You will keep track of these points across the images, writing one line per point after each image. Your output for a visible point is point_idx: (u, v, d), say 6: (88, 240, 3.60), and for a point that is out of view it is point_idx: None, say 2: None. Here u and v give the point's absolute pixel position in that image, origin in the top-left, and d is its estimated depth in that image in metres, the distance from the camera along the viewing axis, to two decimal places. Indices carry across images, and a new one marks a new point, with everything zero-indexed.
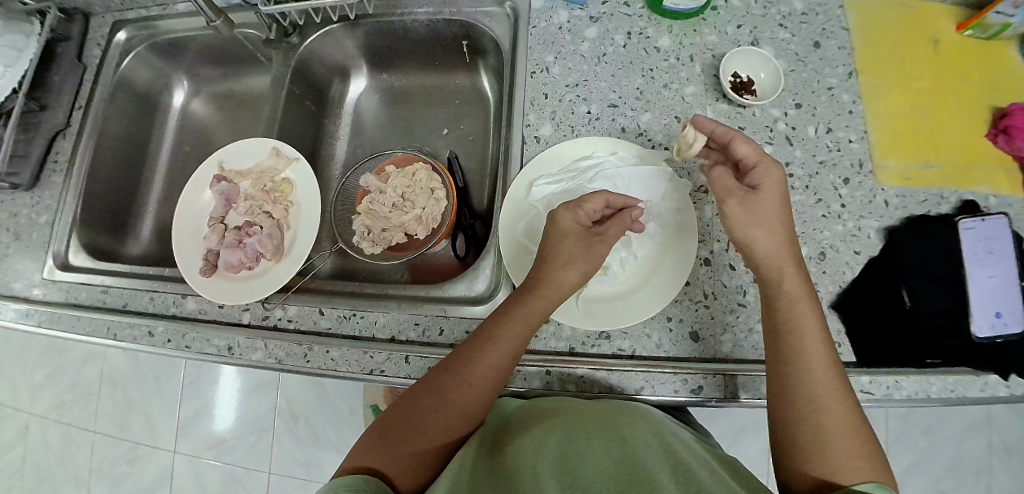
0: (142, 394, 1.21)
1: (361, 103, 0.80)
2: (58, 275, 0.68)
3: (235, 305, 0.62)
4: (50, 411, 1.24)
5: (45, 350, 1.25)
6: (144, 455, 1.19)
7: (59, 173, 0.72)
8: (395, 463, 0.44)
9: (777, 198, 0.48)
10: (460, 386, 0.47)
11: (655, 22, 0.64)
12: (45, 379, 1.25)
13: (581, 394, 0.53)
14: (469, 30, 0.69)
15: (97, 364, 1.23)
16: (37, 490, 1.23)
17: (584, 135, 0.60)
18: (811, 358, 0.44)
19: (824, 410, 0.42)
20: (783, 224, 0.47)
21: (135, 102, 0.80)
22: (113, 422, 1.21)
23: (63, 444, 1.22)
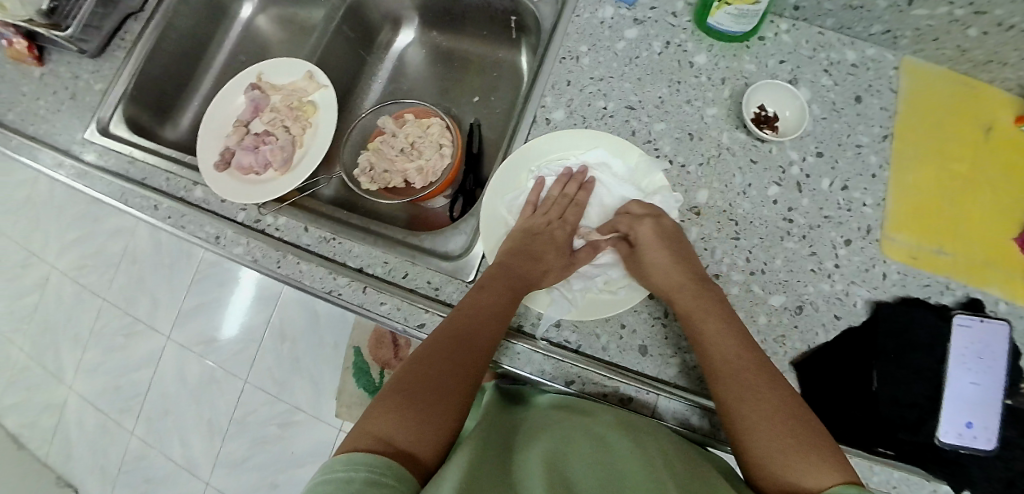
0: (152, 278, 1.30)
1: (404, 54, 0.82)
2: (96, 137, 0.75)
3: (236, 203, 0.66)
4: (71, 271, 1.34)
5: (82, 215, 1.36)
6: (140, 333, 1.28)
7: (123, 51, 0.80)
8: (414, 431, 0.41)
9: (648, 239, 0.54)
10: (462, 341, 0.47)
11: (697, 38, 0.63)
12: (72, 240, 1.35)
13: (514, 369, 0.54)
14: (518, 7, 0.70)
15: (121, 240, 1.33)
16: (42, 336, 1.34)
17: (593, 128, 0.60)
18: (736, 374, 0.45)
19: (756, 419, 0.43)
20: (677, 259, 0.52)
21: (207, 5, 0.86)
22: (120, 295, 1.31)
23: (73, 301, 1.33)
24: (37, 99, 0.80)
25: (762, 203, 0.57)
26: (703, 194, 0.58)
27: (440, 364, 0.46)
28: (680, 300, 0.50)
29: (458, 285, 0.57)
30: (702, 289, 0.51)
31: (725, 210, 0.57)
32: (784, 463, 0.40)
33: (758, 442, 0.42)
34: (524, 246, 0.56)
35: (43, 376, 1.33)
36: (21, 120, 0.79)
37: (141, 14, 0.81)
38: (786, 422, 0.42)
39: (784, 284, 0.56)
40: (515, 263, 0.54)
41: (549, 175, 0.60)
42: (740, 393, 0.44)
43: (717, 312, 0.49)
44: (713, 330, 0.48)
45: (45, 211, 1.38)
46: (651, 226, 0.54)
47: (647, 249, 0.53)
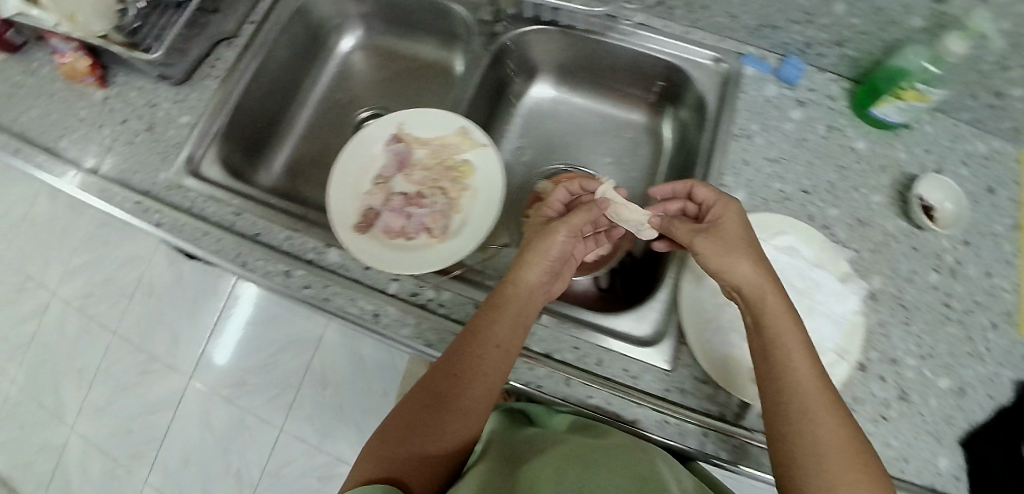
0: (172, 309, 1.15)
1: (538, 105, 0.78)
2: (187, 181, 0.66)
3: (386, 273, 0.59)
4: (76, 299, 1.19)
5: (90, 238, 1.21)
6: (156, 371, 1.13)
7: (215, 79, 0.70)
8: (399, 469, 0.43)
9: (738, 227, 0.52)
10: (467, 375, 0.47)
11: (854, 124, 0.67)
12: (83, 265, 1.20)
13: (733, 463, 0.52)
14: (674, 74, 0.69)
15: (139, 267, 1.18)
16: (40, 372, 1.18)
17: (775, 211, 0.62)
18: (802, 388, 0.42)
19: (819, 444, 0.40)
20: (759, 260, 0.49)
21: (307, 33, 0.77)
22: (134, 329, 1.15)
23: (80, 334, 1.17)
24: (101, 128, 0.70)
25: (923, 290, 0.63)
26: (876, 280, 0.63)
27: (434, 400, 0.47)
28: (772, 300, 0.47)
29: (656, 373, 0.56)
30: (779, 293, 0.48)
31: (896, 295, 0.63)
32: (831, 489, 0.38)
33: (818, 477, 0.39)
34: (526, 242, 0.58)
35: (37, 417, 1.16)
36: (86, 153, 0.69)
37: (233, 40, 0.72)
38: (854, 463, 0.39)
39: (948, 367, 0.61)
40: (524, 269, 0.54)
41: None
42: (808, 416, 0.41)
43: (787, 319, 0.46)
44: (785, 334, 0.45)
45: (51, 232, 1.24)
46: (739, 214, 0.53)
47: (726, 230, 0.52)
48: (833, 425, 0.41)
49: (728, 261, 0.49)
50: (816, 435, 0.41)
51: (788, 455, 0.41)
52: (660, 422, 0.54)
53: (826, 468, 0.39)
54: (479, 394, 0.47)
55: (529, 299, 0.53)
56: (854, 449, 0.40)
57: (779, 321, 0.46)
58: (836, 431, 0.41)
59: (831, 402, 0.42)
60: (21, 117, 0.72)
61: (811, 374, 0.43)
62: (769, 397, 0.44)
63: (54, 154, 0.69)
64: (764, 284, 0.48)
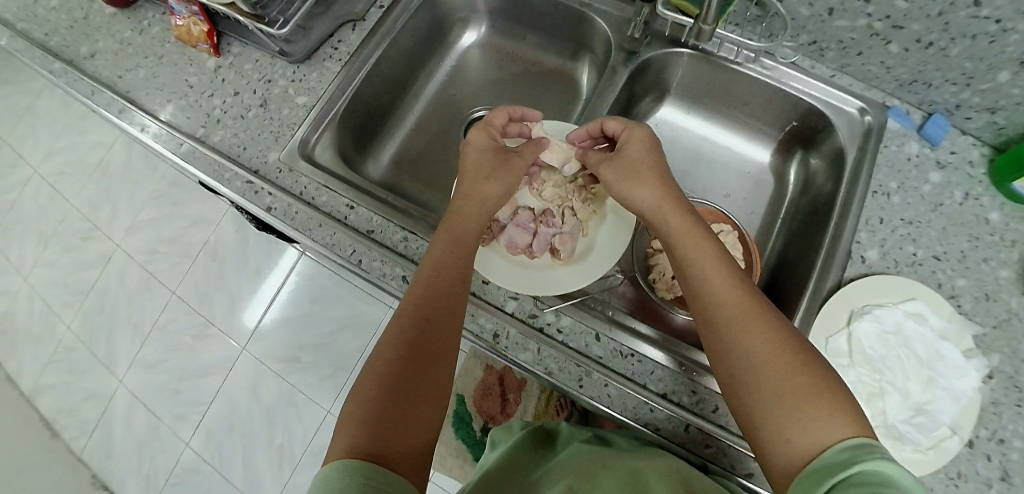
0: (235, 275, 1.13)
1: (660, 127, 0.76)
2: (300, 164, 0.65)
3: (508, 290, 0.58)
4: (140, 254, 1.17)
5: (158, 194, 1.19)
6: (211, 335, 1.12)
7: (337, 61, 0.69)
8: (374, 433, 0.39)
9: (638, 148, 0.55)
10: (438, 293, 0.48)
11: (992, 194, 0.65)
12: (147, 220, 1.18)
13: None
14: (812, 118, 0.68)
15: (206, 230, 1.16)
16: (93, 320, 1.18)
17: (905, 274, 0.61)
18: (727, 304, 0.45)
19: (760, 357, 0.41)
20: (664, 185, 0.53)
21: (432, 23, 0.75)
22: (194, 290, 1.14)
23: (139, 287, 1.16)
24: (215, 98, 0.71)
25: None
26: (996, 358, 0.61)
27: (414, 327, 0.46)
28: (672, 220, 0.50)
29: None
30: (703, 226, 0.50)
31: (1012, 376, 0.61)
32: (796, 412, 0.38)
33: (766, 391, 0.40)
34: (476, 166, 0.57)
35: (88, 364, 1.16)
36: (207, 128, 0.70)
37: (359, 23, 0.71)
38: (788, 369, 0.40)
39: None
40: (478, 185, 0.56)
41: (876, 319, 0.59)
42: (741, 332, 0.43)
43: (707, 245, 0.49)
44: (709, 261, 0.47)
45: (118, 182, 1.23)
46: (642, 135, 0.55)
47: (630, 154, 0.55)
48: (767, 337, 0.42)
49: (630, 187, 0.53)
50: (757, 357, 0.41)
51: (735, 379, 0.42)
52: None
53: (788, 389, 0.39)
54: (445, 313, 0.47)
55: (485, 214, 0.55)
56: (796, 365, 0.40)
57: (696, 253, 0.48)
58: (774, 350, 0.41)
59: (773, 325, 0.43)
60: (129, 75, 0.75)
61: (728, 289, 0.45)
62: (704, 324, 0.46)
63: (172, 127, 0.70)
64: (667, 208, 0.51)
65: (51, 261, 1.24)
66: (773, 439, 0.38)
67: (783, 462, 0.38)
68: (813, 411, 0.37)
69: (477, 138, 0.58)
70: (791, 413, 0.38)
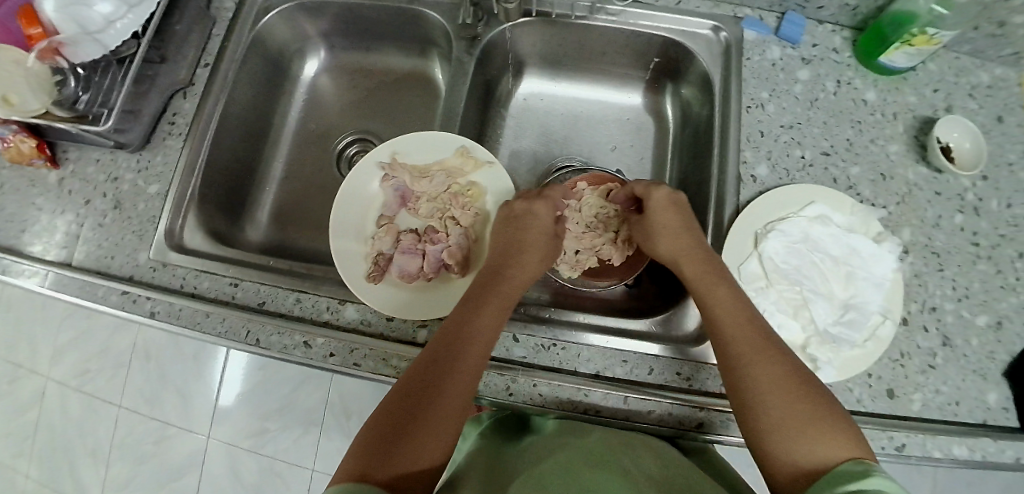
0: (175, 370, 1.09)
1: (529, 103, 0.73)
2: (172, 256, 0.60)
3: (412, 321, 0.55)
4: (72, 378, 1.11)
5: (70, 312, 1.12)
6: (173, 436, 1.08)
7: (177, 137, 0.64)
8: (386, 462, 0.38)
9: (669, 212, 0.56)
10: (460, 347, 0.45)
11: (862, 74, 0.64)
12: (68, 343, 1.12)
13: None
14: (671, 49, 0.65)
15: (130, 333, 1.10)
16: (47, 461, 1.11)
17: (799, 181, 0.60)
18: (741, 339, 0.47)
19: (767, 386, 0.43)
20: (687, 233, 0.55)
21: (266, 66, 0.70)
22: (141, 398, 1.09)
23: (82, 414, 1.10)
24: (58, 213, 0.66)
25: (953, 232, 0.62)
26: (907, 232, 0.61)
27: (431, 379, 0.43)
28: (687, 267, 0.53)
29: (710, 371, 0.54)
30: (707, 260, 0.53)
31: (926, 244, 0.61)
32: (805, 431, 0.40)
33: (766, 413, 0.42)
34: (528, 240, 0.55)
35: None
36: (64, 249, 0.64)
37: (189, 89, 0.66)
38: (794, 395, 0.42)
39: (984, 304, 0.61)
40: (523, 259, 0.54)
41: (783, 235, 0.57)
42: (745, 360, 0.45)
43: (726, 281, 0.51)
44: (721, 297, 0.50)
45: (24, 313, 1.15)
46: (666, 196, 0.57)
47: (659, 214, 0.57)
48: (778, 368, 0.44)
49: (654, 240, 0.57)
50: (766, 384, 0.43)
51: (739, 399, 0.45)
52: (728, 421, 0.52)
53: (793, 412, 0.42)
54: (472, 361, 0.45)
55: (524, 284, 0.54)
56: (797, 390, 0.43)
57: (718, 294, 0.50)
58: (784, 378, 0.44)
59: (783, 358, 0.46)
60: None
61: (739, 323, 0.48)
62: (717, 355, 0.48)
63: (27, 256, 0.64)
64: (697, 254, 0.53)
65: None
66: (775, 452, 0.41)
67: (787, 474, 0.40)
68: (820, 432, 0.40)
69: (542, 215, 0.57)
70: (801, 431, 0.41)
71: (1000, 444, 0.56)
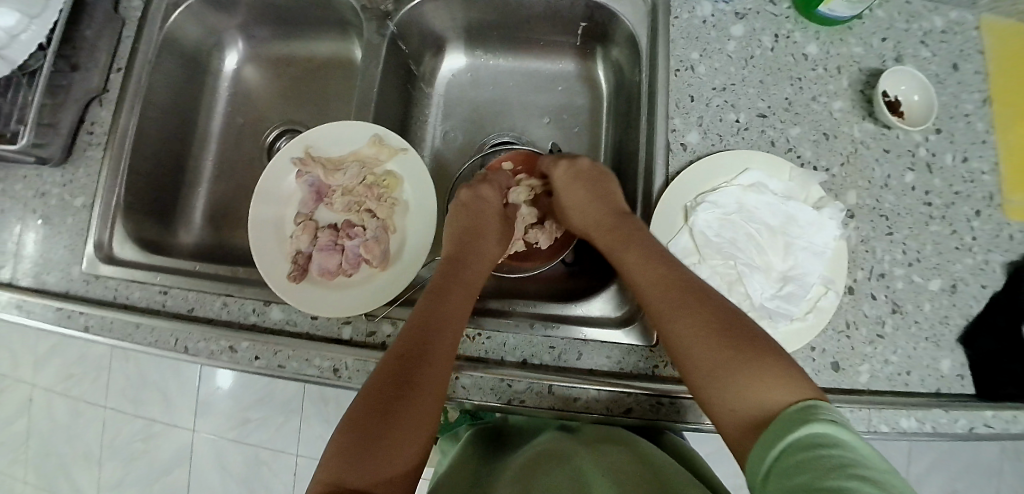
0: (155, 371, 1.11)
1: (454, 80, 0.71)
2: (103, 269, 0.59)
3: (334, 319, 0.54)
4: (58, 384, 1.14)
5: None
6: (159, 434, 1.11)
7: (97, 147, 0.61)
8: (358, 472, 0.38)
9: (570, 178, 0.60)
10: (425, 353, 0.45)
11: (802, 26, 0.60)
12: (50, 350, 1.15)
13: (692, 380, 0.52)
14: (596, 12, 0.61)
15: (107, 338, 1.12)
16: (43, 464, 1.16)
17: (733, 145, 0.57)
18: (662, 296, 0.46)
19: (695, 338, 0.42)
20: (596, 200, 0.57)
21: (183, 63, 0.68)
22: (125, 399, 1.12)
23: (71, 418, 1.14)
24: None
25: (904, 192, 0.58)
26: (853, 196, 0.57)
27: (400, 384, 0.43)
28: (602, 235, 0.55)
29: (641, 353, 0.53)
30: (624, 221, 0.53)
31: (875, 206, 0.57)
32: (738, 375, 0.39)
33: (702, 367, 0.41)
34: (481, 226, 0.59)
35: None
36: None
37: (105, 96, 0.62)
38: (726, 340, 0.41)
39: (937, 267, 0.57)
40: (482, 246, 0.58)
41: (716, 205, 0.54)
42: (670, 317, 0.44)
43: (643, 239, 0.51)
44: (640, 255, 0.50)
45: (6, 324, 1.18)
46: (571, 166, 0.60)
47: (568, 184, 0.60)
48: (705, 315, 0.43)
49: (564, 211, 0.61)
50: (691, 337, 0.42)
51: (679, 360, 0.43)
52: (658, 404, 0.51)
53: (725, 360, 0.40)
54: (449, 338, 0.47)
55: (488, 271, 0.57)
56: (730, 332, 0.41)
57: (635, 253, 0.50)
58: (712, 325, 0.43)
59: (711, 303, 0.44)
60: None
61: (657, 276, 0.47)
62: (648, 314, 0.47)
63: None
64: (611, 219, 0.55)
65: None
66: (725, 409, 0.39)
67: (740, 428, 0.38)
68: (755, 376, 0.38)
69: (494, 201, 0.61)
70: (735, 378, 0.39)
71: (951, 414, 0.54)
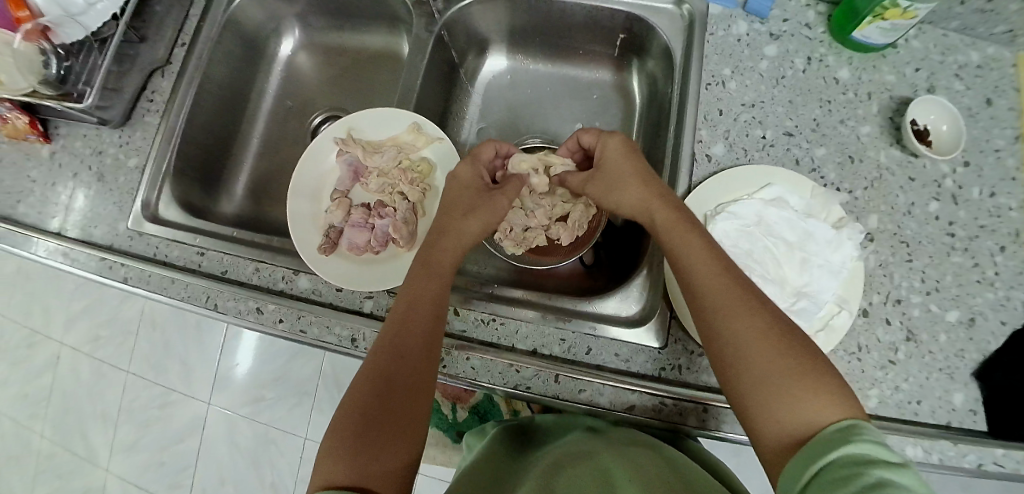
0: (178, 339, 1.16)
1: (493, 81, 0.74)
2: (147, 227, 0.62)
3: (359, 292, 0.57)
4: (86, 343, 1.20)
5: (85, 282, 1.21)
6: (176, 401, 1.15)
7: (155, 114, 0.65)
8: (353, 467, 0.39)
9: (621, 159, 0.53)
10: (404, 337, 0.46)
11: (836, 51, 0.61)
12: (82, 310, 1.21)
13: (701, 385, 0.52)
14: (635, 24, 0.64)
15: (137, 303, 1.17)
16: (64, 419, 1.21)
17: (757, 161, 0.58)
18: (717, 292, 0.43)
19: (747, 343, 0.40)
20: (645, 181, 0.51)
21: (242, 45, 0.72)
22: (147, 364, 1.17)
23: (95, 378, 1.19)
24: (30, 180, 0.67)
25: (927, 221, 0.58)
26: (873, 219, 0.58)
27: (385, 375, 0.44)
28: (657, 215, 0.49)
29: (650, 354, 0.53)
30: (678, 208, 0.49)
31: (895, 233, 0.57)
32: (789, 393, 0.37)
33: (749, 375, 0.40)
34: (451, 201, 0.55)
35: (73, 462, 1.20)
36: (44, 216, 0.65)
37: (168, 68, 0.66)
38: (774, 350, 0.39)
39: (956, 299, 0.57)
40: (457, 223, 0.53)
41: (737, 218, 0.55)
42: (723, 317, 0.42)
43: (693, 229, 0.47)
44: (693, 247, 0.46)
45: (43, 282, 1.24)
46: (620, 141, 0.54)
47: (617, 160, 0.53)
48: (758, 321, 0.41)
49: (618, 193, 0.52)
50: (746, 343, 0.40)
51: (723, 363, 0.42)
52: (659, 405, 0.52)
53: (780, 374, 0.38)
54: (427, 319, 0.47)
55: (462, 250, 0.52)
56: (787, 346, 0.39)
57: (691, 246, 0.46)
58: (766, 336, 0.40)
59: (763, 311, 0.42)
60: None
61: (709, 271, 0.44)
62: (692, 308, 0.45)
63: (11, 222, 0.65)
64: (659, 202, 0.49)
65: (7, 376, 1.25)
66: (765, 421, 0.38)
67: (778, 444, 0.37)
68: (805, 395, 0.37)
69: (464, 174, 0.56)
70: (784, 393, 0.38)
71: (961, 449, 0.52)
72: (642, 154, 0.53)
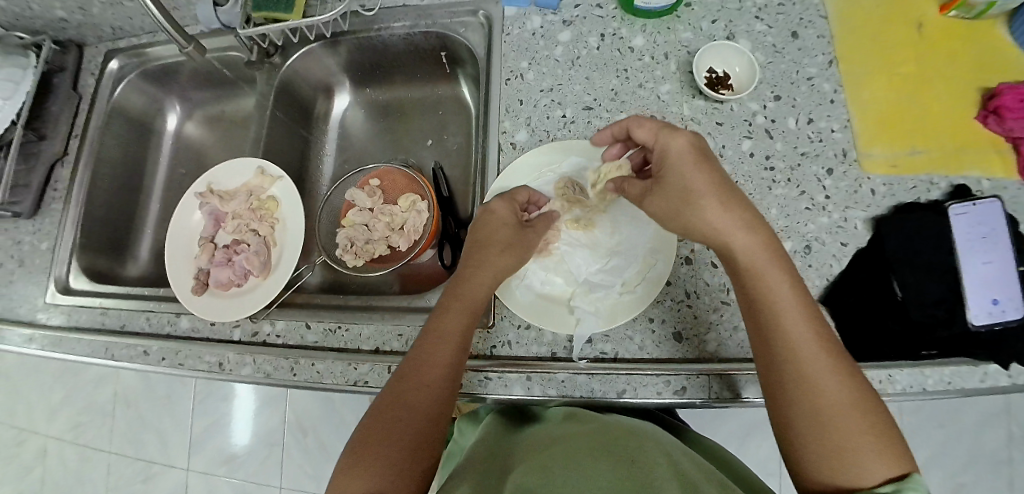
0: (151, 412, 1.23)
1: (347, 118, 0.82)
2: (60, 298, 0.71)
3: (228, 322, 0.63)
4: (68, 431, 1.27)
5: (60, 373, 1.28)
6: (158, 470, 1.22)
7: (59, 200, 0.75)
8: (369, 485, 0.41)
9: (691, 172, 0.43)
10: (416, 385, 0.46)
11: (628, 23, 0.63)
12: (60, 400, 1.28)
13: (527, 357, 0.54)
14: (446, 41, 0.70)
15: (110, 385, 1.25)
16: None
17: (561, 139, 0.60)
18: (801, 347, 0.39)
19: (827, 399, 0.38)
20: (723, 197, 0.42)
21: (130, 128, 0.83)
22: (126, 441, 1.24)
23: (81, 462, 1.26)
24: None
25: (741, 161, 0.58)
26: None
27: (394, 415, 0.44)
28: (737, 250, 0.42)
29: (479, 334, 0.56)
30: (763, 241, 0.42)
31: None
32: (857, 451, 0.37)
33: (825, 431, 0.38)
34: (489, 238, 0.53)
35: None
36: None
37: (65, 158, 0.77)
38: (858, 409, 0.38)
39: (785, 231, 0.56)
40: (490, 254, 0.52)
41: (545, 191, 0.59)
42: (803, 373, 0.39)
43: (779, 269, 0.42)
44: (777, 292, 0.41)
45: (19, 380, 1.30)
46: (688, 142, 0.44)
47: (680, 171, 0.43)
48: (842, 376, 0.39)
49: (686, 216, 0.43)
50: (835, 398, 0.38)
51: (784, 415, 0.40)
52: (485, 379, 0.54)
53: (865, 427, 0.38)
54: (442, 363, 0.47)
55: (496, 282, 0.52)
56: (866, 408, 0.38)
57: (770, 289, 0.41)
58: (856, 394, 0.39)
59: (842, 363, 0.40)
60: None
61: (801, 326, 0.40)
62: (765, 361, 0.42)
63: None
64: (744, 233, 0.42)
65: None
66: (814, 474, 0.38)
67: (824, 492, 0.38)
68: (877, 453, 0.37)
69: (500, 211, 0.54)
70: (856, 444, 0.37)
71: None
72: (712, 154, 0.44)
